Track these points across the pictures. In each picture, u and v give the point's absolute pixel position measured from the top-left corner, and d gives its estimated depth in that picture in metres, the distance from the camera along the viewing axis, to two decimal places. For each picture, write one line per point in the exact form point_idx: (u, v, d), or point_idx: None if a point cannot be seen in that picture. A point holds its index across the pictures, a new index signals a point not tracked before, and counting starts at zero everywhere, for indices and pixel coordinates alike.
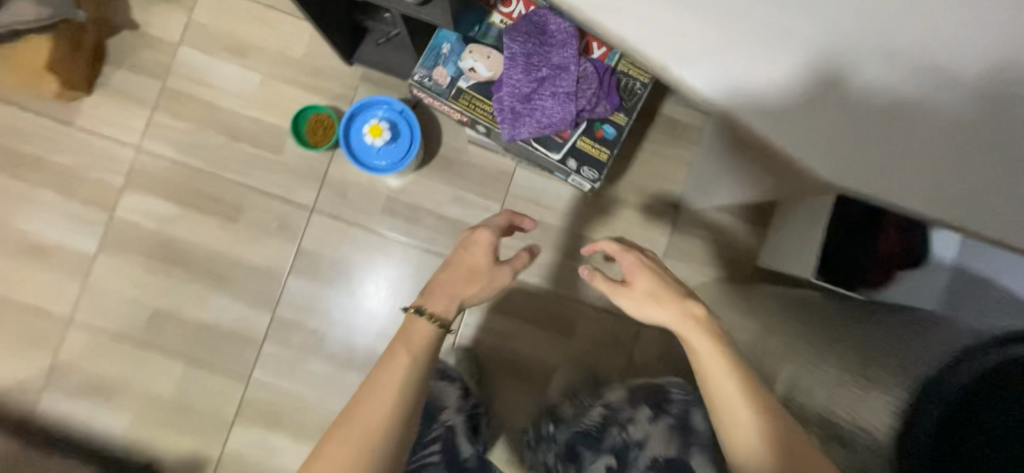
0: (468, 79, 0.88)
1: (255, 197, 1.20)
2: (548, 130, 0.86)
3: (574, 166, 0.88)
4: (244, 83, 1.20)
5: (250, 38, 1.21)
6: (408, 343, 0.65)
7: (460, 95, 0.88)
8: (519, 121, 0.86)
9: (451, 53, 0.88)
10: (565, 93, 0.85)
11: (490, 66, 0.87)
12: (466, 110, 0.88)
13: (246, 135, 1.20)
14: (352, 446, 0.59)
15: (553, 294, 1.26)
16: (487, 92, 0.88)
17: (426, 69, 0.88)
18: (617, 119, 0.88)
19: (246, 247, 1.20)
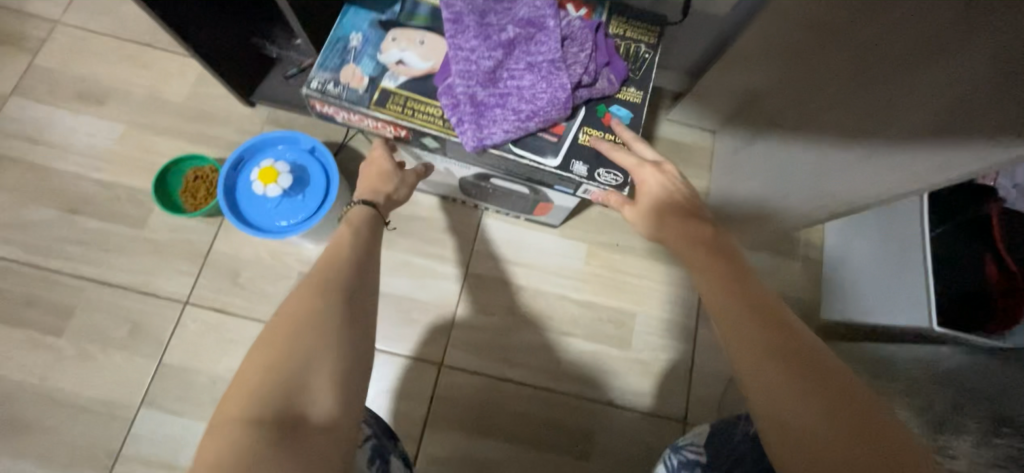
0: (395, 75, 0.62)
1: (100, 292, 0.82)
2: (532, 121, 0.60)
3: (583, 172, 0.61)
4: (100, 139, 0.89)
5: (112, 82, 0.91)
6: (350, 222, 0.58)
7: (386, 99, 0.62)
8: (488, 116, 0.60)
9: (364, 45, 0.64)
10: (546, 61, 0.60)
11: (424, 54, 0.63)
12: (399, 118, 0.61)
13: (94, 206, 0.86)
14: (306, 295, 0.46)
15: (551, 392, 0.86)
16: (427, 89, 0.62)
17: (329, 71, 0.63)
18: (627, 97, 0.64)
19: (76, 369, 0.79)
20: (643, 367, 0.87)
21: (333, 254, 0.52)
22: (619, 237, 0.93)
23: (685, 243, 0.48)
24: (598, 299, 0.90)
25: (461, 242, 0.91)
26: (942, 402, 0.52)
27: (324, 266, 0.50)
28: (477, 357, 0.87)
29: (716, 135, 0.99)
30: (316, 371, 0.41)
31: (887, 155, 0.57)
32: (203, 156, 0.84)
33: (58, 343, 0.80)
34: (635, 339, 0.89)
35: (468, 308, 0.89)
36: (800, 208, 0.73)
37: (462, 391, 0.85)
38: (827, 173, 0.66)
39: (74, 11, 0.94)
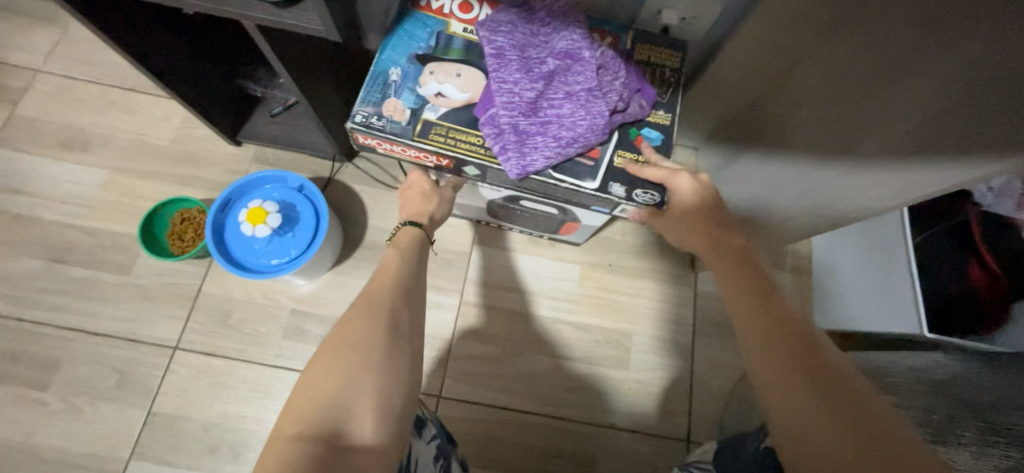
0: (436, 107, 0.62)
1: (85, 343, 0.80)
2: (573, 147, 0.60)
3: (621, 192, 0.62)
4: (84, 185, 0.88)
5: (97, 128, 0.91)
6: (396, 244, 0.65)
7: (430, 130, 0.62)
8: (530, 144, 0.60)
9: (404, 79, 0.63)
10: (584, 90, 0.61)
11: (463, 86, 0.63)
12: (444, 148, 0.61)
13: (78, 254, 0.84)
14: (366, 319, 0.50)
15: (552, 419, 0.85)
16: (470, 118, 0.62)
17: (371, 106, 0.62)
18: (658, 120, 0.65)
19: (61, 424, 0.77)
20: (643, 388, 0.87)
21: (383, 281, 0.56)
22: (611, 257, 0.94)
23: (711, 247, 0.55)
24: (595, 321, 0.90)
25: (455, 271, 0.91)
26: (939, 412, 0.52)
27: (379, 292, 0.54)
28: (476, 387, 0.86)
29: (700, 152, 1.00)
30: (361, 394, 0.44)
31: (864, 170, 0.57)
32: (188, 198, 0.84)
33: (42, 397, 0.78)
34: (633, 360, 0.88)
35: (465, 337, 0.88)
36: (786, 215, 0.74)
37: (461, 423, 0.84)
38: (810, 190, 0.67)
39: (59, 59, 0.94)
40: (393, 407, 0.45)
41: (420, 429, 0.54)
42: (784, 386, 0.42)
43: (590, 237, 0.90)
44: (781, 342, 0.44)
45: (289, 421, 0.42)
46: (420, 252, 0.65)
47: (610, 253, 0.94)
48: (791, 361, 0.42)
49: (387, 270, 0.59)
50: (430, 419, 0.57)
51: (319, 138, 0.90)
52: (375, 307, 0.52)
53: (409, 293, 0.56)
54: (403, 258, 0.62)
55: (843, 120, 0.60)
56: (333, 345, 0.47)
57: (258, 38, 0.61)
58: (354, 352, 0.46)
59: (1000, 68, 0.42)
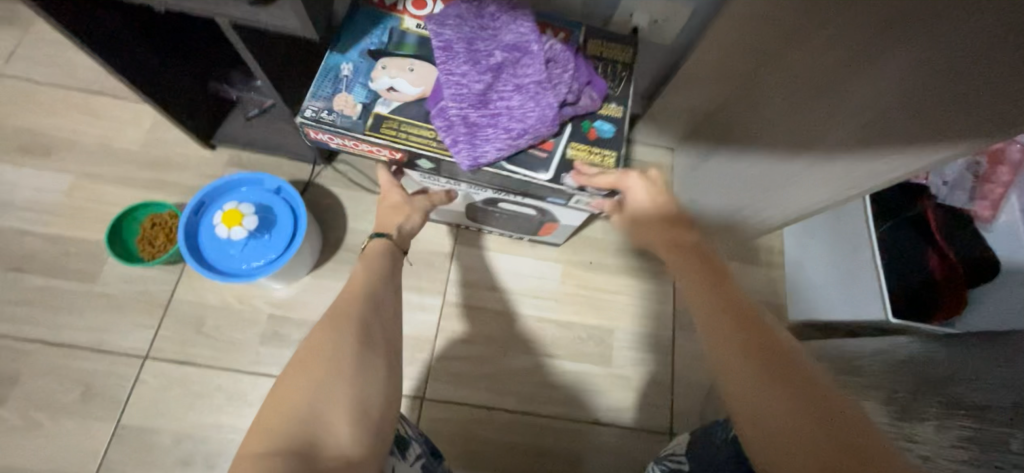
0: (388, 102, 0.63)
1: (47, 355, 0.77)
2: (523, 139, 0.62)
3: (573, 184, 0.64)
4: (46, 191, 0.84)
5: (60, 132, 0.88)
6: (358, 255, 0.63)
7: (381, 124, 0.62)
8: (480, 135, 0.61)
9: (355, 74, 0.64)
10: (533, 82, 0.62)
11: (415, 81, 0.64)
12: (395, 143, 0.62)
13: (41, 262, 0.81)
14: (333, 327, 0.49)
15: (537, 418, 0.85)
16: (421, 112, 0.63)
17: (321, 100, 0.62)
18: (610, 113, 0.66)
19: (20, 442, 0.73)
20: (625, 384, 0.88)
21: (355, 290, 0.55)
22: (591, 256, 0.95)
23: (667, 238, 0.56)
24: (577, 318, 0.91)
25: (435, 272, 0.91)
26: (902, 391, 0.55)
27: (345, 299, 0.53)
28: (459, 388, 0.85)
29: (674, 152, 1.03)
30: (329, 402, 0.43)
31: (828, 164, 0.61)
32: (159, 203, 0.81)
33: (0, 413, 0.74)
34: (615, 356, 0.89)
35: (448, 339, 0.88)
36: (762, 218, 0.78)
37: (446, 425, 0.83)
38: (779, 184, 0.70)
39: (18, 62, 0.91)
40: (370, 412, 0.45)
41: (404, 451, 0.53)
42: (750, 388, 0.41)
43: (570, 236, 0.92)
44: (745, 343, 0.43)
45: (260, 433, 0.41)
46: (390, 261, 0.63)
47: (589, 251, 0.95)
48: (757, 362, 0.42)
49: (357, 280, 0.57)
50: (415, 438, 0.56)
51: (296, 139, 0.89)
52: (345, 315, 0.50)
53: (382, 302, 0.55)
54: (374, 266, 0.60)
55: (804, 116, 0.63)
56: (303, 355, 0.46)
57: (232, 37, 0.60)
58: (326, 362, 0.45)
59: (936, 66, 0.46)
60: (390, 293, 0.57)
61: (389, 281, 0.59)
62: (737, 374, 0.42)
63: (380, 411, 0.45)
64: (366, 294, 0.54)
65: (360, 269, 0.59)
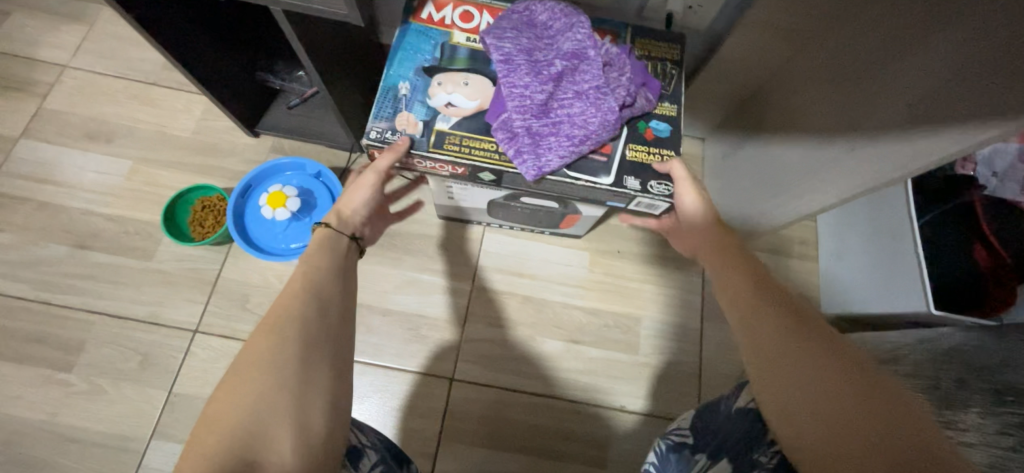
0: (447, 117, 0.65)
1: (109, 325, 0.83)
2: (586, 144, 0.62)
3: (636, 185, 0.64)
4: (107, 174, 0.91)
5: (120, 120, 0.94)
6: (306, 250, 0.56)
7: (443, 140, 0.64)
8: (544, 145, 0.62)
9: (413, 92, 0.66)
10: (593, 87, 0.63)
11: (471, 94, 0.65)
12: (459, 158, 0.63)
13: (103, 240, 0.87)
14: (273, 332, 0.43)
15: (563, 402, 0.86)
16: (480, 126, 0.64)
17: (384, 120, 0.64)
18: (664, 112, 0.67)
19: (84, 404, 0.79)
20: (652, 372, 0.88)
21: (300, 286, 0.49)
22: (619, 245, 0.95)
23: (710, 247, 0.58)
24: (603, 306, 0.92)
25: (464, 258, 0.93)
26: (946, 380, 0.53)
27: (290, 297, 0.47)
28: (485, 370, 0.87)
29: (705, 142, 1.01)
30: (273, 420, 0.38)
31: (868, 145, 0.59)
32: (209, 186, 0.86)
33: (67, 378, 0.80)
34: (642, 344, 0.90)
35: (474, 323, 0.90)
36: (777, 213, 0.78)
37: (475, 405, 0.85)
38: (817, 170, 0.68)
39: (84, 55, 0.98)
40: (312, 430, 0.39)
41: (357, 462, 0.47)
42: (770, 355, 0.42)
43: (592, 228, 0.93)
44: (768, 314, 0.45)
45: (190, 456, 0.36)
46: (339, 256, 0.56)
47: (617, 240, 0.96)
48: (780, 330, 0.43)
49: (302, 276, 0.51)
50: (370, 445, 0.50)
51: (336, 127, 0.92)
52: (286, 315, 0.45)
53: (333, 299, 0.49)
54: (322, 260, 0.54)
55: (849, 102, 0.62)
56: (238, 366, 0.41)
57: (283, 24, 0.64)
58: (263, 371, 0.40)
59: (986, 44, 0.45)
60: (342, 288, 0.52)
61: (342, 274, 0.53)
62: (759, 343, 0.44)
63: (323, 431, 0.40)
64: (314, 292, 0.48)
65: (312, 262, 0.53)
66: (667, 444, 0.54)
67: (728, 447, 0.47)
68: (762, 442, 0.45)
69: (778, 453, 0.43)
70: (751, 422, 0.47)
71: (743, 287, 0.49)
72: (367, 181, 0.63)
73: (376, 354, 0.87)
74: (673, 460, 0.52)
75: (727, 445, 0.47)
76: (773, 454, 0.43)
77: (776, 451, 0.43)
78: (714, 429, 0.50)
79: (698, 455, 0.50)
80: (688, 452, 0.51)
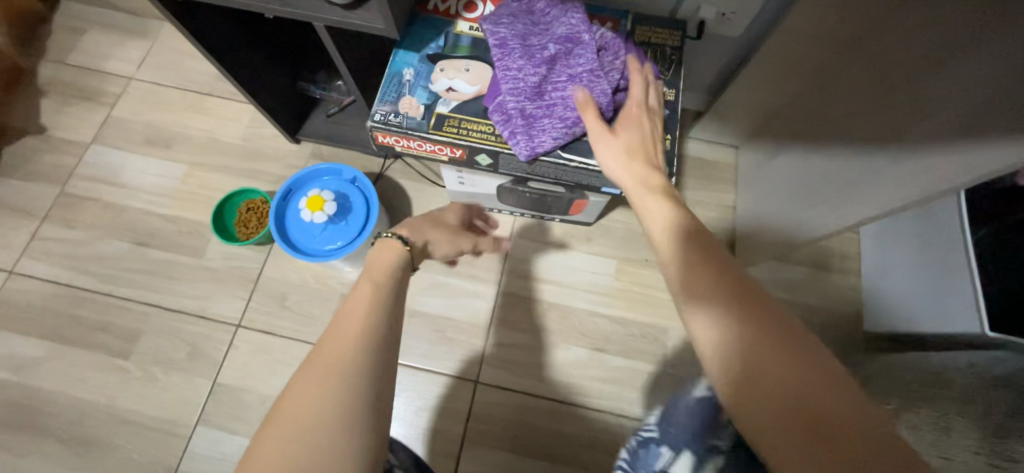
0: (447, 101, 0.67)
1: (162, 317, 0.89)
2: (579, 127, 0.62)
3: None
4: (165, 177, 0.98)
5: (178, 128, 1.02)
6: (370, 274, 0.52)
7: (443, 123, 0.66)
8: (538, 126, 0.63)
9: (417, 78, 0.68)
10: (586, 71, 0.63)
11: (471, 79, 0.67)
12: (456, 138, 0.65)
13: (160, 238, 0.94)
14: (321, 370, 0.41)
15: (586, 409, 0.86)
16: (479, 110, 0.66)
17: (388, 104, 0.67)
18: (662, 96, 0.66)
19: (139, 389, 0.85)
20: (678, 384, 0.86)
21: (335, 357, 0.42)
22: (646, 253, 0.94)
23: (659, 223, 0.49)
24: (630, 316, 0.91)
25: (491, 263, 0.95)
26: (1000, 409, 0.50)
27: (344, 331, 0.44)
28: (510, 375, 0.88)
29: (739, 151, 1.00)
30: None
31: (913, 158, 0.56)
32: (254, 189, 0.92)
33: (125, 364, 0.87)
34: (669, 356, 0.88)
35: (501, 327, 0.91)
36: (814, 224, 0.74)
37: (499, 409, 0.86)
38: (861, 181, 0.64)
39: (148, 68, 1.06)
40: None
41: None
42: (770, 390, 0.35)
43: (601, 216, 0.93)
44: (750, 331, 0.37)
45: None
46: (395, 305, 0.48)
47: (645, 248, 0.95)
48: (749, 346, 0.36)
49: (351, 315, 0.46)
50: (398, 464, 0.52)
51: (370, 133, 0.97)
52: (329, 369, 0.40)
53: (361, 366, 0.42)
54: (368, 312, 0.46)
55: (888, 112, 0.59)
56: (256, 455, 0.37)
57: (326, 40, 0.67)
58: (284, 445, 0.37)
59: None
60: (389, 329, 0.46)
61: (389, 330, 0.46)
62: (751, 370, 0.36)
63: None
64: (350, 365, 0.41)
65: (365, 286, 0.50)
66: (636, 440, 0.54)
67: (691, 439, 0.47)
68: (717, 426, 0.46)
69: (733, 437, 0.45)
70: (706, 411, 0.47)
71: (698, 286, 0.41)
72: (464, 246, 0.63)
73: (404, 355, 0.90)
74: (642, 455, 0.52)
75: (685, 437, 0.48)
76: (728, 437, 0.46)
77: (734, 435, 0.45)
78: (674, 421, 0.50)
79: (663, 446, 0.50)
80: (654, 445, 0.51)
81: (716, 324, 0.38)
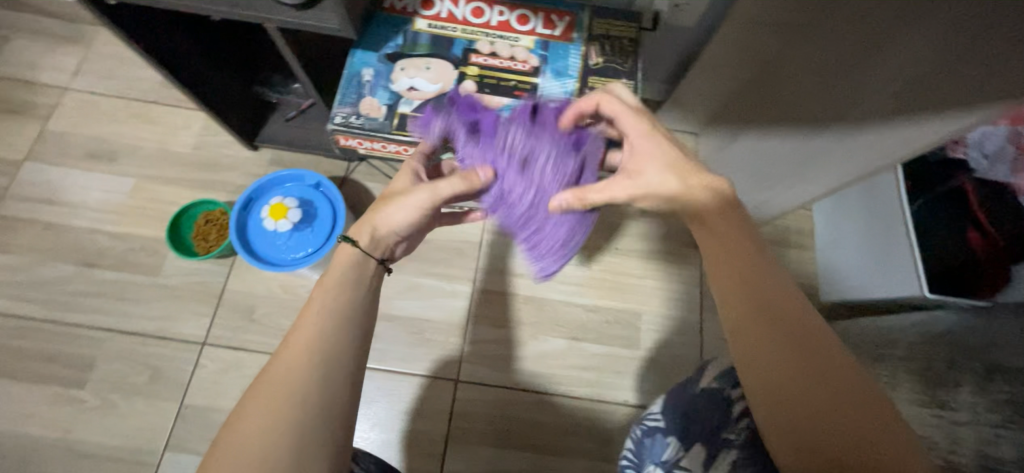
0: (410, 101, 0.66)
1: (118, 341, 0.84)
2: (570, 236, 0.59)
3: None
4: (111, 193, 0.92)
5: (122, 139, 0.96)
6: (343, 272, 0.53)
7: (407, 122, 0.65)
8: (539, 252, 0.60)
9: (377, 78, 0.67)
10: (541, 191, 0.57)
11: (433, 78, 0.67)
12: (422, 138, 0.65)
13: (110, 258, 0.89)
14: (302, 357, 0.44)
15: (568, 398, 0.87)
16: (443, 107, 0.66)
17: (348, 106, 0.66)
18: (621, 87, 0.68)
19: (98, 419, 0.80)
20: (654, 366, 0.89)
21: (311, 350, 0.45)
22: (617, 241, 0.97)
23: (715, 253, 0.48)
24: (604, 303, 0.93)
25: (465, 260, 0.94)
26: (939, 359, 0.54)
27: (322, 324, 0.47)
28: (490, 371, 0.88)
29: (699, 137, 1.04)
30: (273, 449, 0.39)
31: (856, 136, 0.61)
32: (212, 200, 0.88)
33: (80, 394, 0.82)
34: (644, 339, 0.91)
35: (478, 324, 0.91)
36: (771, 201, 0.81)
37: (481, 405, 0.86)
38: (813, 158, 0.69)
39: (83, 77, 0.99)
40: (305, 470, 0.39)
41: None
42: (813, 425, 0.39)
43: None
44: (782, 351, 0.41)
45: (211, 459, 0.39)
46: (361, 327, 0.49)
47: (615, 236, 0.97)
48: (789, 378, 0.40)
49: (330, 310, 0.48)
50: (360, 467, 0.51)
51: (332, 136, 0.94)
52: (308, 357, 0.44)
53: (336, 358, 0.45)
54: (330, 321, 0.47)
55: (832, 93, 0.63)
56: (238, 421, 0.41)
57: (279, 42, 0.65)
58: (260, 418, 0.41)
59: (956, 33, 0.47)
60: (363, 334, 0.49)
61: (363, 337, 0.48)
62: (791, 391, 0.40)
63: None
64: (317, 363, 0.44)
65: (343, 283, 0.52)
66: (640, 429, 0.54)
67: (702, 431, 0.49)
68: (729, 420, 0.49)
69: (746, 430, 0.48)
70: (717, 404, 0.50)
71: (748, 317, 0.43)
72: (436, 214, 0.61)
73: (383, 359, 0.89)
74: (647, 444, 0.52)
75: (698, 429, 0.49)
76: (740, 432, 0.48)
77: (745, 429, 0.48)
78: (683, 411, 0.51)
79: (670, 436, 0.51)
80: (660, 436, 0.51)
81: (756, 349, 0.42)
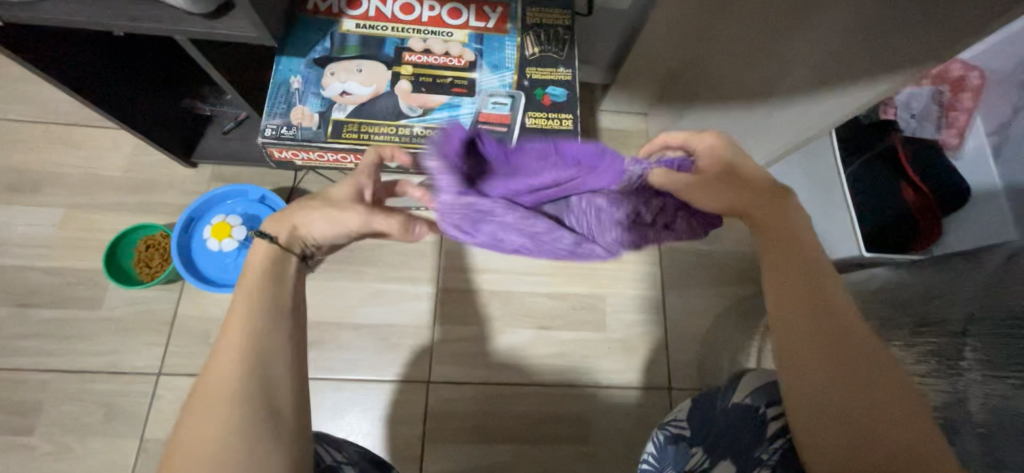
0: (343, 106, 0.64)
1: (64, 382, 0.80)
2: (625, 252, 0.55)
3: None
4: (38, 226, 0.86)
5: (43, 167, 0.89)
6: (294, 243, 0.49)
7: (342, 129, 0.63)
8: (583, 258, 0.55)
9: (306, 85, 0.64)
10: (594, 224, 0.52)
11: (365, 80, 0.65)
12: (359, 143, 0.63)
13: (45, 295, 0.83)
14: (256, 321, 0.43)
15: (540, 386, 0.89)
16: (378, 110, 0.64)
17: (278, 117, 0.63)
18: (559, 77, 0.67)
19: (52, 464, 0.77)
20: (622, 346, 0.91)
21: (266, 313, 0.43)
22: None
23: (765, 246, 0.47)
24: (568, 290, 0.94)
25: (427, 261, 0.93)
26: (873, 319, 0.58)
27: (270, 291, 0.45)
28: (462, 369, 0.88)
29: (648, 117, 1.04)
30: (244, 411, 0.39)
31: None
32: (151, 224, 0.84)
33: (30, 441, 0.77)
34: (610, 321, 0.93)
35: (446, 324, 0.91)
36: None
37: (456, 404, 0.87)
38: None
39: None
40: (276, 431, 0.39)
41: None
42: (859, 423, 0.40)
43: None
44: (824, 344, 0.42)
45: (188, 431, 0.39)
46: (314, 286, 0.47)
47: None
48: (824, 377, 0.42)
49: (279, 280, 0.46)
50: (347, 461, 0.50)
51: None
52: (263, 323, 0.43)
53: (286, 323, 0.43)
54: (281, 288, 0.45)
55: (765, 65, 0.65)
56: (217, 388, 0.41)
57: (195, 54, 0.62)
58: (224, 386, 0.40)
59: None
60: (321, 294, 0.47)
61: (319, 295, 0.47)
62: (825, 396, 0.41)
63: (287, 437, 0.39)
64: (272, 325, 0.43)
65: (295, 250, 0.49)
66: (664, 435, 0.51)
67: (732, 446, 0.46)
68: (762, 439, 0.46)
69: (779, 451, 0.44)
70: (753, 422, 0.47)
71: (794, 310, 0.44)
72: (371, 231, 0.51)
73: (352, 369, 0.88)
74: (668, 452, 0.50)
75: (726, 445, 0.47)
76: (774, 453, 0.44)
77: (779, 450, 0.44)
78: (712, 422, 0.49)
79: (695, 447, 0.48)
80: (684, 444, 0.49)
81: (796, 339, 0.43)
